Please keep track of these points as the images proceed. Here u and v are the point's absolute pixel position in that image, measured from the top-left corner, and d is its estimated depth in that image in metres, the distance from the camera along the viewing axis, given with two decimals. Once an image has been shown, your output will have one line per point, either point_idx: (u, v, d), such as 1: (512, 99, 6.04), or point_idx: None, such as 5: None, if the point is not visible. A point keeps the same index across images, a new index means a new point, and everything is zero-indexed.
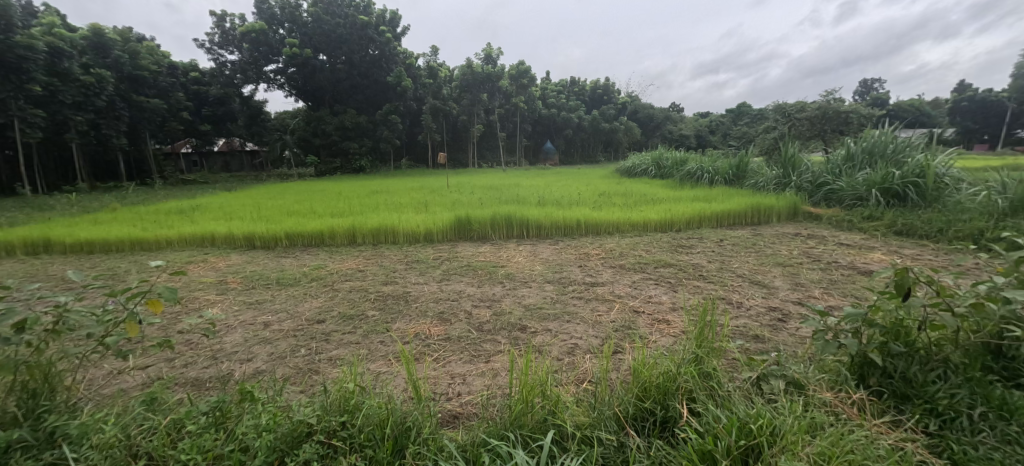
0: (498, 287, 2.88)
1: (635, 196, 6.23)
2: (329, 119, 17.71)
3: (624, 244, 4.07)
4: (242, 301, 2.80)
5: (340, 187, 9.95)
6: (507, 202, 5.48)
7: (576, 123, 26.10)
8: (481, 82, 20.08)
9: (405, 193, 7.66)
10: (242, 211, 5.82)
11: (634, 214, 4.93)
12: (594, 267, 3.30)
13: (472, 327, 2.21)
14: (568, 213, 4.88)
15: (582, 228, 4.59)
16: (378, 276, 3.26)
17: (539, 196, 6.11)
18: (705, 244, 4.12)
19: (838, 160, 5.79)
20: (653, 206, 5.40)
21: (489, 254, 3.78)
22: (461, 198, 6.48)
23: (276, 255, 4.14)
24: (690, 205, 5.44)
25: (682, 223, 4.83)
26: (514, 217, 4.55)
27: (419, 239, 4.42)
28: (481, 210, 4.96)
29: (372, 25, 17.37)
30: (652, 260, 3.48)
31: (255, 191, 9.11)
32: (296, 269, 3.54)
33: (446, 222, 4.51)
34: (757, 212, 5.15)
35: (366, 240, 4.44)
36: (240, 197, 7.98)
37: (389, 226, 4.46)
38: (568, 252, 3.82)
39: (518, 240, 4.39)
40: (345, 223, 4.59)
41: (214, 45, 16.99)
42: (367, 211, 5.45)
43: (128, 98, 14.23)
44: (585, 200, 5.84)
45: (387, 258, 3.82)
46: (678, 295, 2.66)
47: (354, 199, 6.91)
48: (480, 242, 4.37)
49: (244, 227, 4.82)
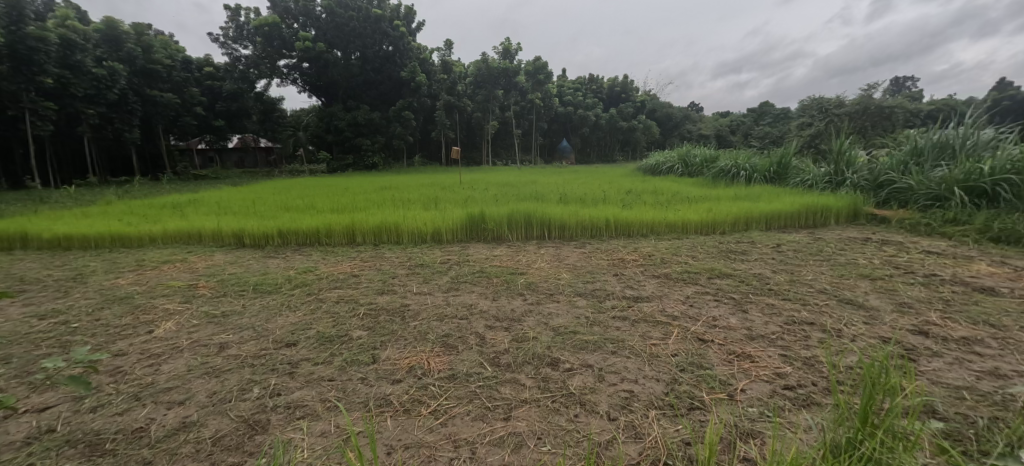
0: (518, 300, 2.31)
1: (668, 194, 5.60)
2: (342, 114, 17.38)
3: (664, 249, 3.47)
4: (204, 314, 2.28)
5: (348, 182, 9.50)
6: (525, 199, 4.92)
7: (593, 121, 25.38)
8: (497, 77, 19.52)
9: (415, 189, 7.14)
10: (239, 206, 5.38)
11: (670, 214, 4.31)
12: (635, 278, 2.70)
13: (485, 360, 1.65)
14: (595, 211, 4.29)
15: (611, 228, 4.01)
16: (373, 283, 2.73)
17: (560, 193, 5.53)
18: (759, 249, 3.49)
19: (903, 155, 5.06)
20: (690, 205, 4.77)
21: (506, 258, 3.22)
22: (474, 194, 5.94)
23: (265, 254, 3.66)
24: (733, 203, 4.80)
25: (726, 225, 4.21)
26: (533, 216, 3.97)
27: (426, 239, 3.89)
28: (496, 207, 4.40)
29: (386, 19, 17.01)
30: (703, 269, 2.87)
31: (260, 186, 8.71)
32: (282, 273, 3.04)
33: (456, 220, 3.95)
34: (812, 213, 4.49)
35: (365, 238, 3.93)
36: (243, 191, 7.57)
37: (392, 224, 3.94)
38: (599, 257, 3.24)
39: (539, 241, 3.81)
40: (344, 219, 4.09)
41: (228, 40, 16.81)
42: (371, 207, 4.95)
43: (141, 92, 14.08)
44: (611, 198, 5.24)
45: (388, 260, 3.28)
46: (751, 318, 2.06)
47: (360, 194, 6.43)
48: (495, 243, 3.81)
49: (234, 222, 4.35)
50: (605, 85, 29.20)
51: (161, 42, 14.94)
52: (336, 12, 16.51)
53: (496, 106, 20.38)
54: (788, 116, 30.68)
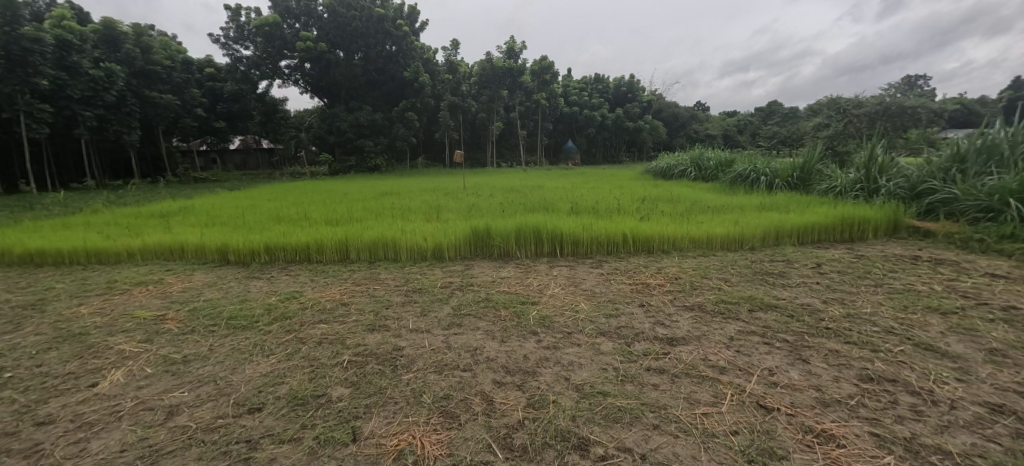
0: (532, 343, 1.96)
1: (686, 202, 5.24)
2: (345, 116, 17.10)
3: (692, 270, 3.10)
4: (162, 360, 1.93)
5: (348, 187, 9.18)
6: (534, 209, 4.57)
7: (599, 122, 24.96)
8: (501, 77, 19.17)
9: (416, 196, 6.79)
10: (229, 216, 5.05)
11: (693, 227, 3.94)
12: (666, 311, 2.33)
13: (496, 442, 1.31)
14: (611, 224, 3.92)
15: (629, 244, 3.64)
16: (365, 316, 2.37)
17: (571, 201, 5.17)
18: (798, 270, 3.11)
19: (943, 161, 4.68)
20: (713, 216, 4.40)
21: (516, 282, 2.86)
22: (478, 202, 5.60)
23: (248, 274, 3.32)
24: (759, 214, 4.43)
25: (755, 239, 3.83)
26: (543, 230, 3.60)
27: (427, 256, 3.54)
28: (503, 219, 4.04)
29: (389, 18, 16.70)
30: (742, 299, 2.50)
31: (256, 192, 8.39)
32: (264, 299, 2.69)
33: (459, 235, 3.60)
34: (848, 226, 4.11)
35: (359, 255, 3.59)
36: (238, 198, 7.25)
37: (390, 239, 3.59)
38: (621, 280, 2.87)
39: (551, 259, 3.44)
40: (338, 234, 3.75)
41: (229, 40, 16.56)
42: (369, 218, 4.63)
43: (140, 93, 13.84)
44: (627, 207, 4.87)
45: (383, 283, 2.93)
46: (816, 373, 1.70)
47: (359, 201, 6.11)
48: (502, 261, 3.45)
49: (220, 235, 4.02)
50: (611, 85, 28.76)
51: (160, 42, 14.70)
52: (338, 12, 16.21)
53: (500, 106, 20.04)
54: (797, 116, 30.17)
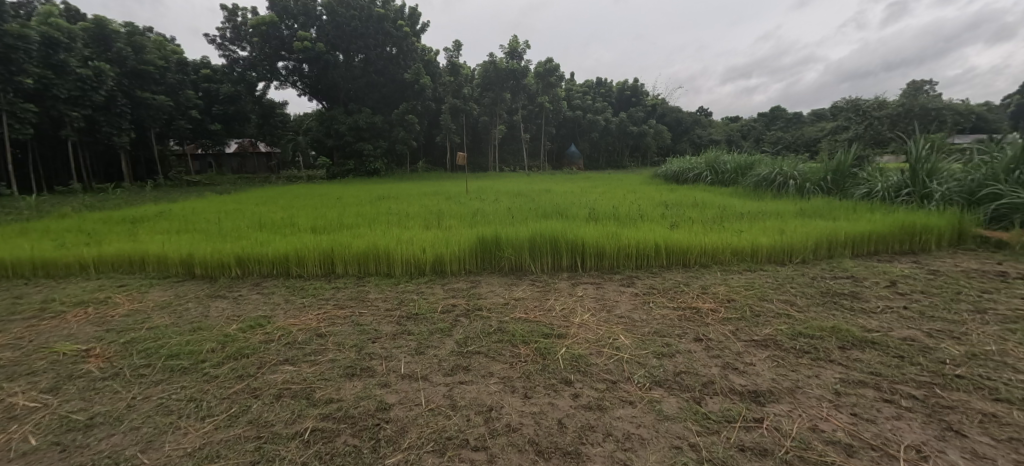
0: (568, 402, 1.42)
1: (714, 208, 4.72)
2: (343, 118, 16.66)
3: (745, 290, 2.56)
4: (57, 425, 1.40)
5: (343, 190, 8.64)
6: (546, 216, 4.06)
7: (603, 126, 24.50)
8: (504, 79, 18.73)
9: (415, 201, 6.26)
10: (205, 222, 4.53)
11: (733, 236, 3.41)
12: (733, 349, 1.80)
13: None
14: (638, 232, 3.39)
15: (661, 256, 3.11)
16: (345, 353, 1.84)
17: (587, 207, 4.66)
18: (873, 290, 2.57)
19: (1006, 161, 4.15)
20: (750, 223, 3.86)
21: (535, 306, 2.32)
22: (483, 207, 5.07)
23: (212, 292, 2.79)
24: (802, 221, 3.90)
25: (807, 251, 3.29)
26: (561, 240, 3.07)
27: (426, 271, 3.01)
28: (513, 227, 3.51)
29: (390, 18, 16.31)
30: (824, 331, 1.96)
31: (244, 196, 7.86)
32: (220, 327, 2.16)
33: (463, 244, 3.07)
34: (908, 235, 3.58)
35: (345, 268, 3.06)
36: (223, 202, 6.73)
37: (382, 250, 3.07)
38: (663, 304, 2.33)
39: (572, 275, 2.91)
40: (321, 243, 3.23)
41: (226, 41, 16.14)
42: (361, 224, 4.12)
43: (131, 93, 13.35)
44: (650, 214, 4.35)
45: (372, 307, 2.38)
46: (987, 458, 1.17)
47: (352, 206, 5.58)
48: (514, 276, 2.91)
49: (188, 243, 3.50)
50: (614, 89, 28.29)
51: (154, 42, 14.26)
52: (337, 12, 15.82)
53: (503, 110, 19.60)
54: (802, 122, 29.76)
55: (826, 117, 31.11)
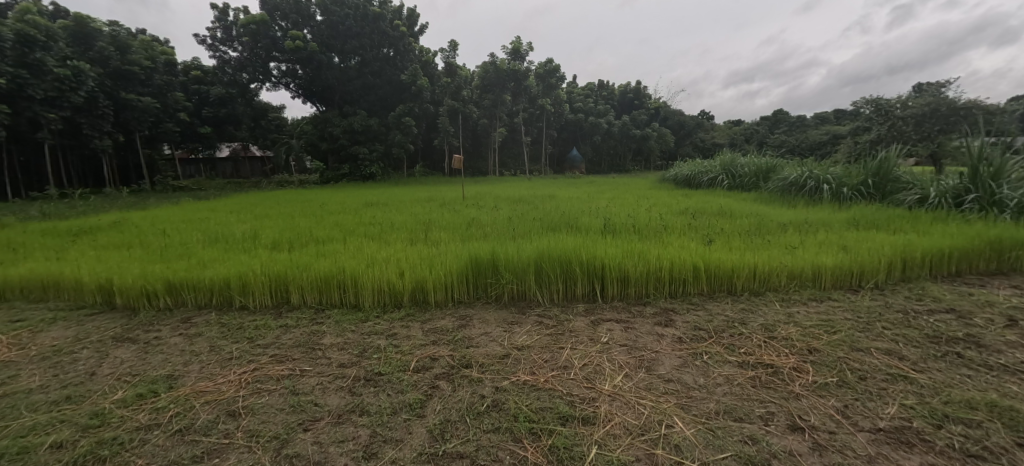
0: None
1: (748, 218, 4.07)
2: (337, 121, 16.05)
3: (827, 332, 1.91)
4: None
5: (330, 196, 8.01)
6: (554, 228, 3.41)
7: (605, 129, 23.89)
8: (504, 80, 18.18)
9: (405, 209, 5.59)
10: (155, 235, 3.89)
11: (787, 254, 2.75)
12: (857, 451, 1.16)
13: None
14: (669, 250, 2.73)
15: (702, 281, 2.46)
16: (256, 457, 1.20)
17: (600, 217, 4.00)
18: (995, 333, 1.92)
19: None
20: (799, 236, 3.22)
21: (546, 362, 1.67)
22: (480, 217, 4.41)
23: (123, 333, 2.15)
24: (861, 234, 3.23)
25: (880, 273, 2.63)
26: (574, 260, 2.41)
27: (403, 302, 2.35)
28: (514, 243, 2.86)
29: (386, 17, 15.82)
30: (980, 415, 1.31)
31: (221, 203, 7.20)
32: (92, 401, 1.51)
33: (450, 268, 2.42)
34: (995, 252, 2.92)
35: (300, 298, 2.42)
36: (194, 210, 6.09)
37: (348, 275, 2.42)
38: (722, 357, 1.68)
39: (589, 308, 2.26)
40: (276, 265, 2.58)
41: (216, 41, 15.57)
42: (335, 238, 3.47)
43: (114, 94, 12.75)
44: (674, 225, 3.70)
45: (319, 362, 1.73)
46: None
47: (331, 216, 4.92)
48: (516, 310, 2.25)
49: (116, 263, 2.85)
50: (616, 92, 27.69)
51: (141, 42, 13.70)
52: (331, 11, 15.26)
53: (503, 112, 19.02)
54: (806, 126, 29.28)
55: (830, 120, 30.70)
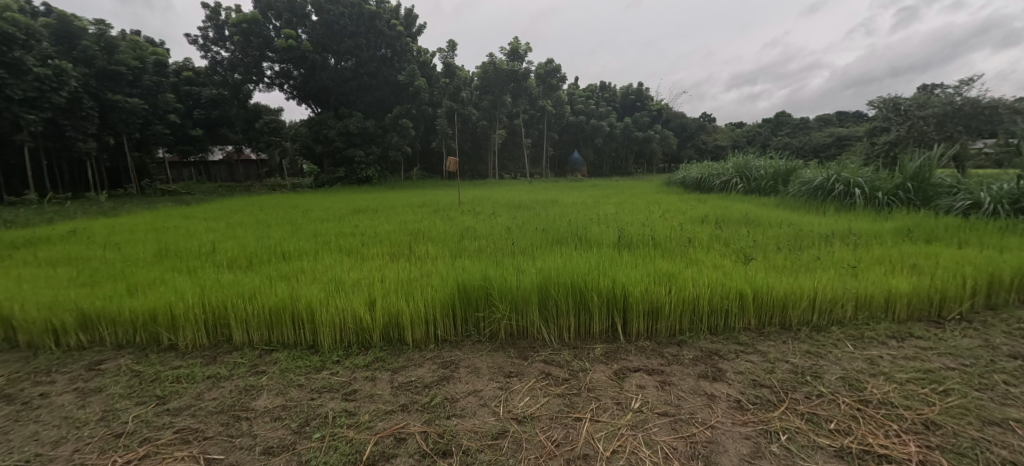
0: None
1: (781, 228, 3.56)
2: (333, 123, 15.58)
3: (937, 395, 1.41)
4: None
5: (317, 201, 7.51)
6: (561, 242, 2.92)
7: (607, 131, 23.46)
8: (504, 81, 17.71)
9: (394, 217, 5.08)
10: (102, 248, 3.40)
11: (848, 275, 2.24)
12: None
13: None
14: (704, 270, 2.23)
15: (749, 312, 1.96)
16: None
17: (612, 228, 3.50)
18: None
19: None
20: (850, 251, 2.73)
21: (558, 448, 1.18)
22: (475, 226, 3.90)
23: (6, 386, 1.65)
24: (924, 248, 2.72)
25: (965, 300, 2.13)
26: (588, 288, 1.92)
27: (372, 341, 1.85)
28: (514, 262, 2.36)
29: (382, 17, 15.40)
30: None
31: (200, 209, 6.71)
32: None
33: (433, 296, 1.93)
34: None
35: (244, 334, 1.92)
36: (166, 217, 5.60)
37: (304, 306, 1.92)
38: (808, 440, 1.19)
39: (609, 349, 1.76)
40: (218, 292, 2.09)
41: (208, 41, 15.11)
42: (305, 253, 2.98)
43: (100, 95, 12.28)
44: (698, 237, 3.21)
45: (240, 446, 1.24)
46: None
47: (311, 225, 4.43)
48: (515, 353, 1.75)
49: (32, 286, 2.36)
50: (618, 93, 27.22)
51: (129, 42, 13.27)
52: (326, 9, 14.82)
53: (503, 114, 18.58)
54: (810, 128, 28.87)
55: (833, 122, 30.38)
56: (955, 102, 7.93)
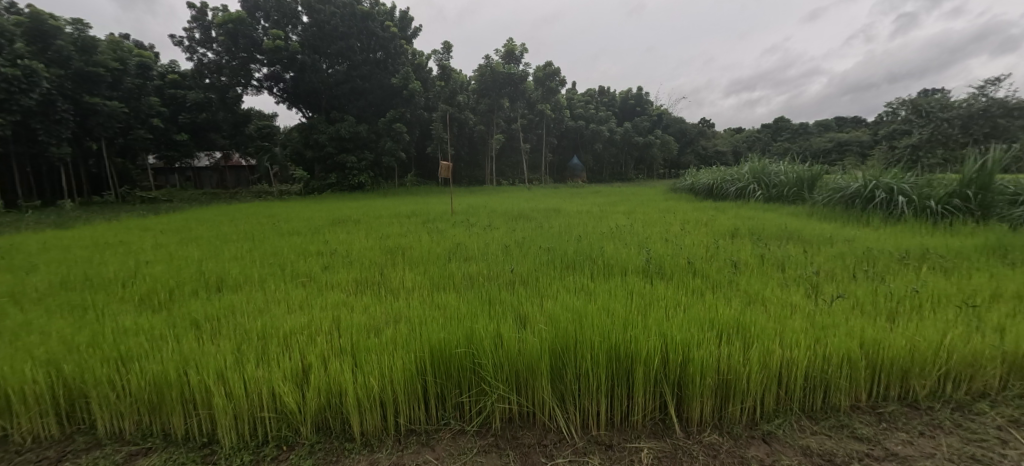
0: None
1: (836, 246, 2.94)
2: (323, 127, 14.99)
3: None
4: None
5: (299, 210, 6.87)
6: (575, 268, 2.29)
7: (606, 136, 22.94)
8: (501, 84, 17.14)
9: (375, 230, 4.44)
10: (7, 273, 2.77)
11: (978, 321, 1.62)
12: None
13: None
14: (778, 315, 1.61)
15: (858, 382, 1.34)
16: None
17: (632, 247, 2.89)
18: None
19: None
20: (949, 280, 2.10)
21: None
22: (467, 242, 3.28)
23: None
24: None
25: None
26: (626, 351, 1.28)
27: (298, 435, 1.21)
28: (516, 301, 1.73)
29: (375, 17, 14.87)
30: None
31: (166, 220, 6.07)
32: None
33: (395, 363, 1.29)
34: None
35: (111, 422, 1.28)
36: (121, 230, 4.97)
37: (202, 378, 1.29)
38: None
39: (664, 453, 1.13)
40: (91, 353, 1.45)
41: (194, 42, 14.47)
42: (249, 281, 2.35)
43: (75, 98, 11.62)
44: (740, 258, 2.60)
45: None
46: None
47: (276, 239, 3.79)
48: (518, 460, 1.11)
49: None
50: (617, 99, 26.71)
51: (109, 42, 12.64)
52: (316, 9, 14.25)
53: (500, 118, 18.03)
54: (810, 134, 28.52)
55: (833, 127, 30.05)
56: (986, 102, 7.37)
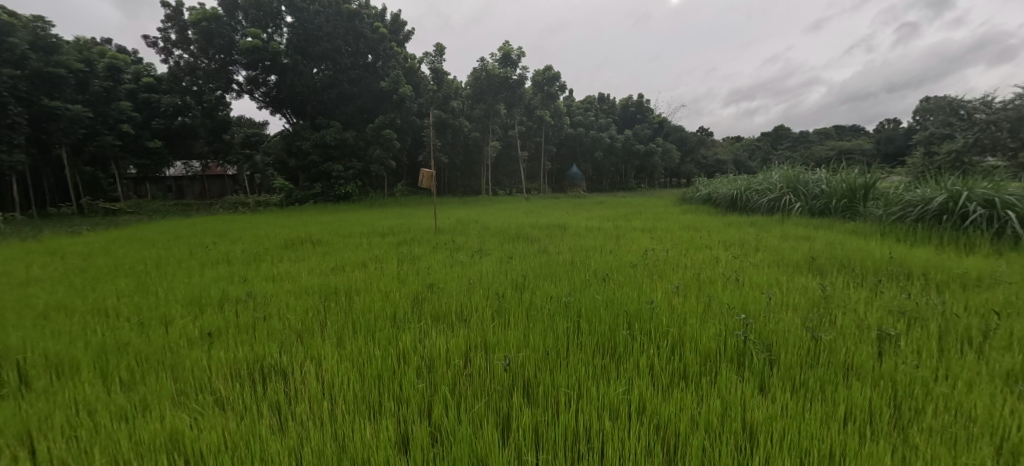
0: None
1: (999, 293, 1.94)
2: (307, 134, 14.00)
3: None
4: None
5: (257, 227, 5.86)
6: (618, 355, 1.30)
7: (607, 144, 22.07)
8: (497, 89, 16.10)
9: (329, 256, 3.40)
10: None
11: None
12: None
13: None
14: None
15: None
16: None
17: (697, 297, 1.88)
18: None
19: None
20: None
21: None
22: (445, 282, 2.26)
23: None
24: None
25: None
26: None
27: None
28: None
29: (362, 17, 14.03)
30: None
31: (93, 239, 5.03)
32: None
33: None
34: None
35: None
36: (18, 255, 3.95)
37: None
38: None
39: None
40: None
41: (169, 44, 13.51)
42: (55, 374, 1.37)
43: (32, 101, 10.56)
44: (882, 319, 1.59)
45: None
46: None
47: (189, 274, 2.78)
48: None
49: None
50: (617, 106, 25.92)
51: (73, 43, 11.65)
52: (299, 7, 13.31)
53: (496, 124, 17.11)
54: (813, 142, 27.76)
55: (834, 135, 29.42)
56: None
